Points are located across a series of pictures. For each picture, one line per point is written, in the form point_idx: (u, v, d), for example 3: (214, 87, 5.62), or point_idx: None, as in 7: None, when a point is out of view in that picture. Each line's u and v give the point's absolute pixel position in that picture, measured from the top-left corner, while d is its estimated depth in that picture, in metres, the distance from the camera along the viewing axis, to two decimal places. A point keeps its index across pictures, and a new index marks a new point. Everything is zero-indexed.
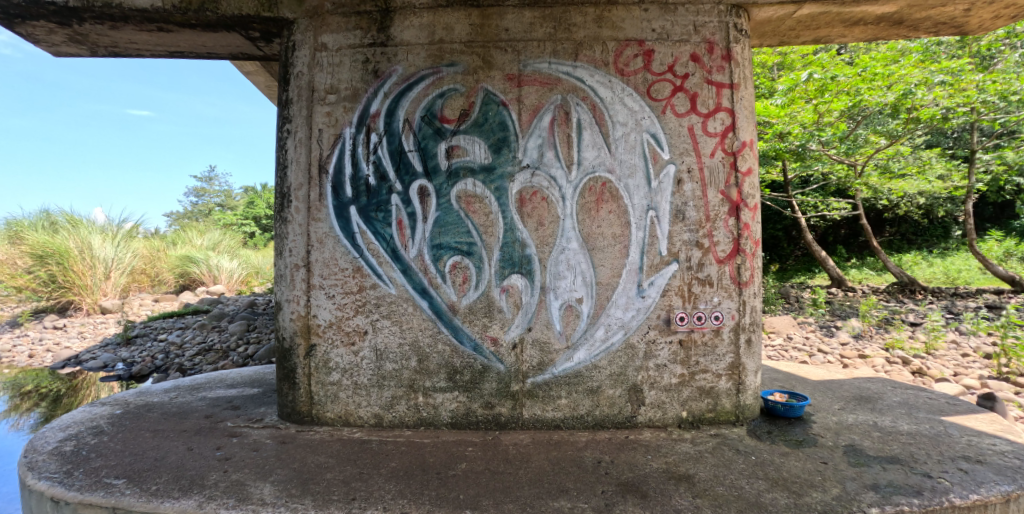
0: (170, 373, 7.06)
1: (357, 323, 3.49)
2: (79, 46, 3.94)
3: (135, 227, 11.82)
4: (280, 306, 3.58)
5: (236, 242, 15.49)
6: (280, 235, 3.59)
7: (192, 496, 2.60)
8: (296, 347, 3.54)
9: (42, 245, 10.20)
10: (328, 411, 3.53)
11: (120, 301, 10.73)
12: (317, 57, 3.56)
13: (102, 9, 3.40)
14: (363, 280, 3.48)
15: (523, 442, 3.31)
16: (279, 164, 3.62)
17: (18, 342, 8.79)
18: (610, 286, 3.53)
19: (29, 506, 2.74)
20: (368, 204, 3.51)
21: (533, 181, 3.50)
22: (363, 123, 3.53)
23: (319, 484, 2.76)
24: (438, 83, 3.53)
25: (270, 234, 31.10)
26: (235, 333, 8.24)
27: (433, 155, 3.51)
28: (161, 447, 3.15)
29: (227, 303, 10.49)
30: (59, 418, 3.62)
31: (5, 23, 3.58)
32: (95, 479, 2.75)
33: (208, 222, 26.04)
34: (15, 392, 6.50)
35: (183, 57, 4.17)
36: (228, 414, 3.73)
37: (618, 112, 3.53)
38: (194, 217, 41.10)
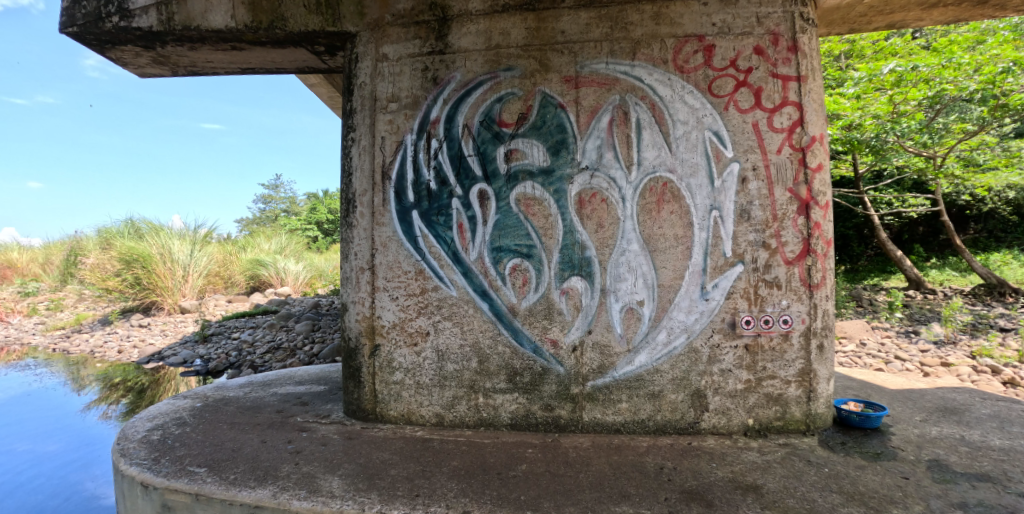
0: (243, 369, 7.50)
1: (420, 324, 3.57)
2: (162, 67, 4.25)
3: (210, 233, 12.61)
4: (346, 308, 3.72)
5: (301, 246, 16.28)
6: (345, 239, 3.72)
7: (266, 486, 2.75)
8: (361, 347, 3.67)
9: (128, 250, 11.06)
10: (391, 409, 3.63)
11: (198, 301, 11.52)
12: (379, 67, 3.67)
13: (182, 31, 3.65)
14: (425, 282, 3.56)
15: (583, 446, 3.29)
16: (343, 172, 3.76)
17: (110, 339, 9.64)
18: (672, 289, 3.45)
19: (121, 489, 2.98)
20: (429, 208, 3.59)
21: (591, 183, 3.47)
22: (423, 129, 3.61)
23: (384, 479, 2.86)
24: (496, 88, 3.56)
25: (333, 238, 32.45)
26: (301, 333, 8.62)
27: (492, 159, 3.55)
28: (237, 439, 3.35)
29: (293, 304, 11.04)
30: (148, 409, 3.92)
31: (99, 49, 3.92)
32: (180, 467, 2.96)
33: (277, 228, 27.49)
34: (108, 383, 7.14)
35: (255, 73, 4.41)
36: (298, 409, 3.91)
37: (678, 110, 3.45)
38: (262, 222, 43.68)
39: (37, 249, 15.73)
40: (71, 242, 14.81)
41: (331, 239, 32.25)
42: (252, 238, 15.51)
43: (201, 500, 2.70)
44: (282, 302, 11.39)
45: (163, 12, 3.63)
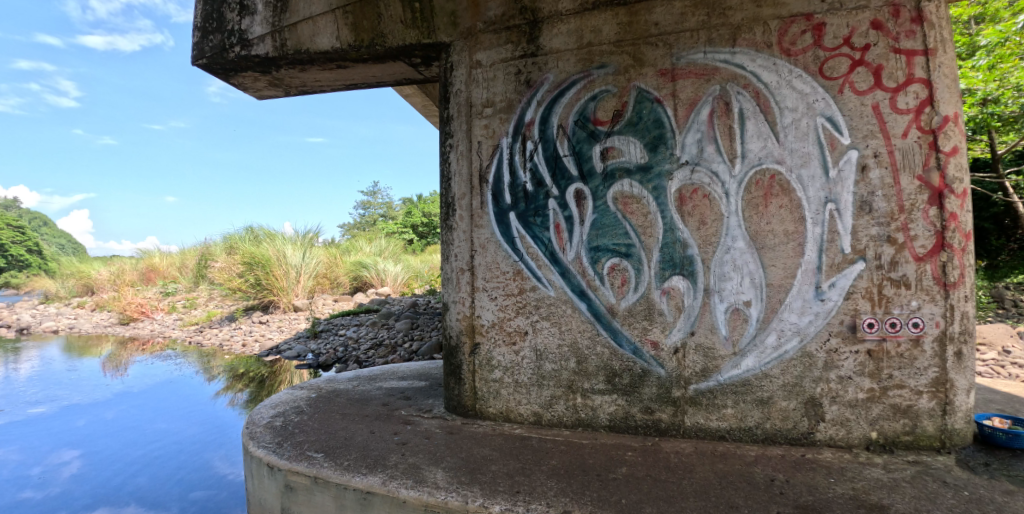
0: (349, 363, 8.10)
1: (518, 324, 3.63)
2: (278, 89, 4.57)
3: (315, 237, 13.64)
4: (447, 307, 3.88)
5: (398, 248, 17.24)
6: (446, 242, 3.89)
7: (377, 473, 2.91)
8: (461, 345, 3.81)
9: (251, 254, 12.40)
10: (490, 406, 3.73)
11: (308, 300, 12.48)
12: (473, 74, 3.76)
13: (294, 55, 3.88)
14: (523, 283, 3.62)
15: (685, 451, 3.17)
16: (442, 177, 3.92)
17: (236, 333, 10.87)
18: (782, 289, 3.22)
19: (250, 468, 3.26)
20: (526, 209, 3.64)
21: (691, 178, 3.34)
22: (519, 132, 3.68)
23: (485, 474, 2.94)
24: (590, 86, 3.54)
25: (426, 241, 34.12)
26: (401, 330, 9.13)
27: (587, 158, 3.53)
28: (349, 428, 3.56)
29: (393, 303, 11.74)
30: (271, 396, 4.33)
31: (226, 77, 4.33)
32: (299, 451, 3.17)
33: (377, 231, 29.43)
34: (234, 373, 8.01)
35: (357, 88, 4.62)
36: (402, 403, 4.13)
37: (785, 96, 3.22)
38: (363, 227, 46.79)
39: (176, 254, 17.91)
40: (203, 247, 16.75)
41: (425, 241, 33.86)
42: (354, 241, 16.61)
43: (319, 482, 2.89)
44: (382, 302, 12.04)
45: (277, 39, 3.89)
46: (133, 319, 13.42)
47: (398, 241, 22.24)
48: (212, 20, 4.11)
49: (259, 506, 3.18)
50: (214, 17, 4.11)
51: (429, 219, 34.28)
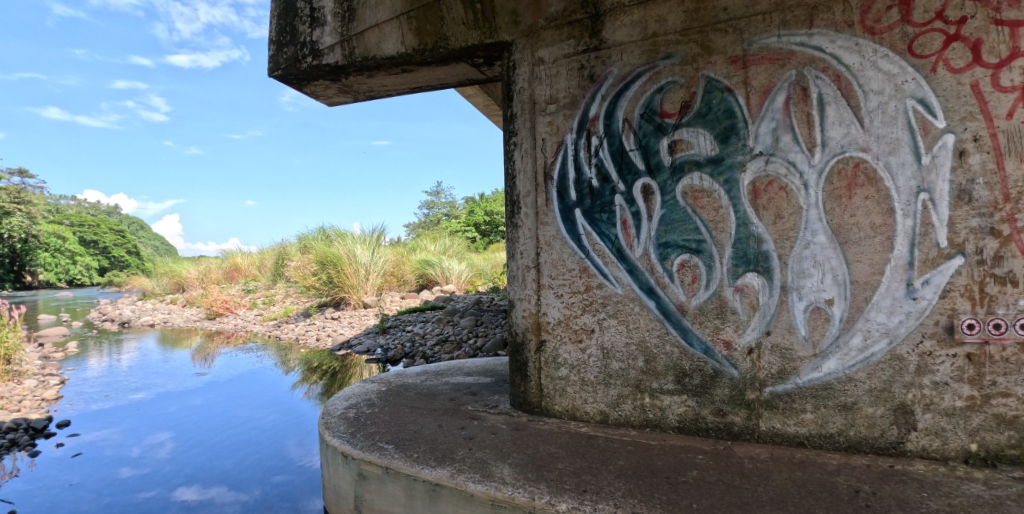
0: (416, 359, 8.36)
1: (585, 322, 3.60)
2: (347, 96, 4.76)
3: (382, 237, 14.18)
4: (513, 304, 3.91)
5: (462, 247, 17.56)
6: (511, 240, 3.91)
7: (445, 466, 2.96)
8: (527, 342, 3.82)
9: (324, 253, 13.11)
10: (556, 404, 3.72)
11: (376, 298, 13.00)
12: (535, 71, 3.75)
13: (362, 62, 4.01)
14: (589, 280, 3.57)
15: (760, 457, 3.02)
16: (507, 175, 3.94)
17: (311, 328, 11.52)
18: (868, 286, 2.99)
19: (326, 456, 3.42)
20: (592, 206, 3.60)
21: (765, 169, 3.17)
22: (583, 128, 3.64)
23: (552, 472, 2.94)
24: (656, 77, 3.44)
25: (488, 239, 34.68)
26: (466, 327, 9.31)
27: (655, 152, 3.45)
28: (418, 421, 3.67)
29: (458, 301, 11.99)
30: (346, 389, 4.53)
31: (300, 87, 4.56)
32: (371, 442, 3.29)
33: (442, 231, 30.21)
34: (309, 366, 8.48)
35: (422, 91, 4.72)
36: (468, 398, 4.21)
37: (871, 78, 2.98)
38: (427, 226, 48.19)
39: (256, 254, 19.19)
40: (280, 248, 17.87)
41: (487, 240, 34.41)
42: (420, 240, 17.10)
43: (391, 472, 2.98)
44: (446, 300, 12.31)
45: (346, 48, 4.04)
46: (219, 314, 14.54)
47: (462, 240, 22.69)
48: (286, 34, 4.36)
49: (334, 493, 3.34)
50: (288, 31, 4.35)
51: (491, 218, 34.84)
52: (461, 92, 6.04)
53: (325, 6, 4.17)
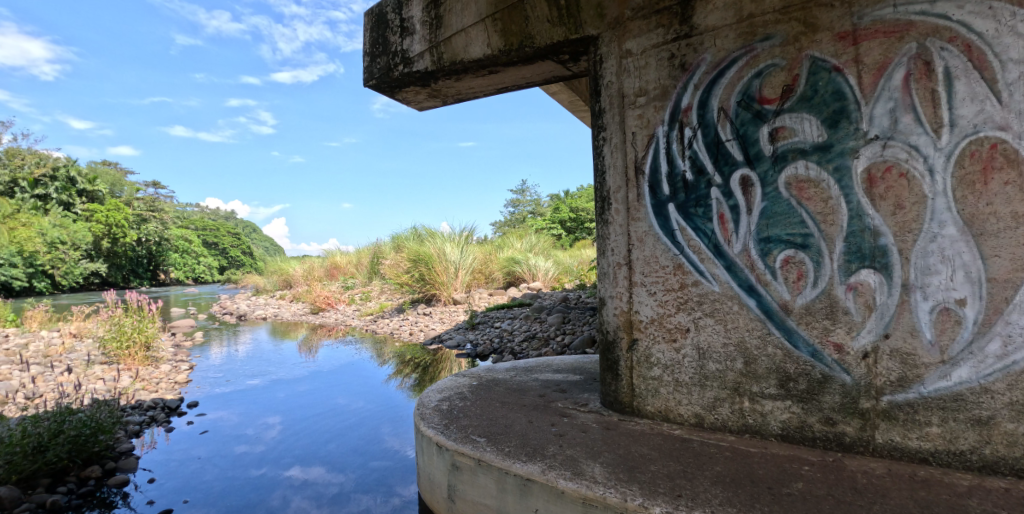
0: (505, 354, 8.50)
1: (679, 320, 3.45)
2: (436, 100, 4.93)
3: (472, 235, 14.66)
4: (604, 302, 3.84)
5: (548, 244, 17.46)
6: (601, 236, 3.85)
7: (536, 462, 2.97)
8: (618, 340, 3.74)
9: (415, 252, 13.75)
10: (648, 404, 3.61)
11: (465, 294, 13.39)
12: (623, 64, 3.67)
13: (450, 66, 4.14)
14: (684, 277, 3.43)
15: (876, 472, 2.75)
16: (596, 171, 3.89)
17: (404, 323, 12.13)
18: (1009, 285, 2.62)
19: (421, 445, 3.56)
20: (686, 200, 3.46)
21: (882, 155, 2.88)
22: (675, 119, 3.51)
23: (645, 473, 2.85)
24: (753, 62, 3.25)
25: (573, 237, 34.65)
26: (553, 324, 9.28)
27: (754, 142, 3.25)
28: (508, 416, 3.72)
29: (545, 297, 11.99)
30: (440, 381, 4.70)
31: (394, 95, 4.80)
32: (464, 434, 3.38)
33: (528, 228, 30.53)
34: (402, 360, 8.90)
35: (508, 92, 4.77)
36: (558, 395, 4.21)
37: (1009, 46, 2.62)
38: (513, 224, 48.98)
39: (353, 253, 20.50)
40: (375, 247, 18.99)
41: (573, 237, 34.43)
42: (506, 238, 17.33)
43: (483, 465, 3.04)
44: (534, 296, 12.34)
45: (435, 54, 4.18)
46: (322, 309, 15.75)
47: (549, 237, 22.71)
48: (379, 45, 4.61)
49: (429, 481, 3.47)
50: (381, 42, 4.60)
51: (576, 215, 34.86)
52: (546, 90, 6.06)
53: (414, 17, 4.36)
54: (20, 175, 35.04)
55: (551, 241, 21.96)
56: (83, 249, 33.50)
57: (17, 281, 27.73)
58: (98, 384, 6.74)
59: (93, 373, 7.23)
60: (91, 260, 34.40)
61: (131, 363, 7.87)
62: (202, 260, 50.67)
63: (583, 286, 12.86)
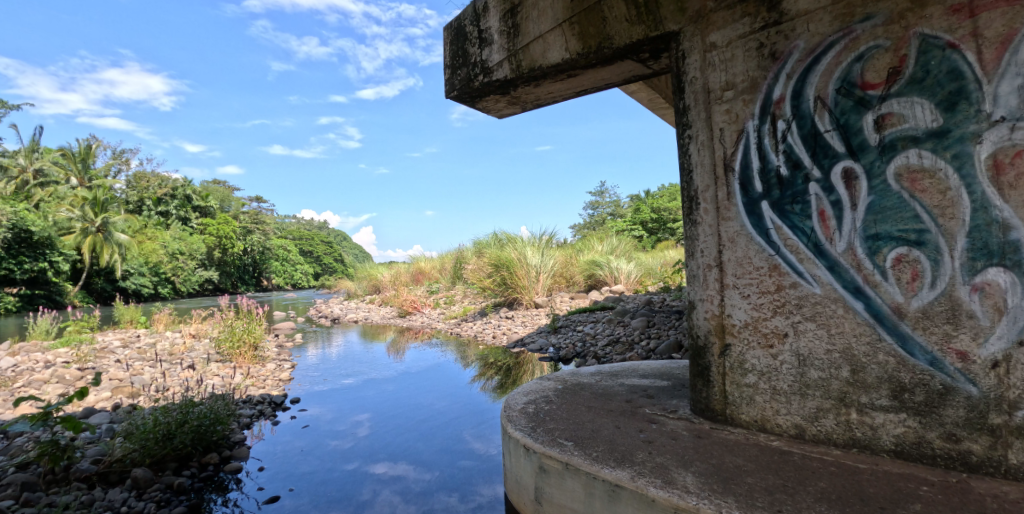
0: (588, 358, 8.43)
1: (776, 324, 3.24)
2: (515, 107, 5.01)
3: (552, 239, 14.73)
4: (693, 305, 3.67)
5: (630, 246, 17.11)
6: (689, 238, 3.69)
7: (625, 468, 2.92)
8: (710, 346, 3.55)
9: (497, 256, 14.07)
10: (743, 413, 3.43)
11: (547, 297, 13.42)
12: (707, 58, 3.52)
13: (529, 73, 4.18)
14: (781, 278, 3.22)
15: (1012, 498, 2.44)
16: (682, 170, 3.74)
17: (487, 326, 12.43)
18: None
19: (508, 447, 3.62)
20: (781, 197, 3.26)
21: (1010, 139, 2.56)
22: (766, 112, 3.32)
23: (741, 485, 2.72)
24: (853, 45, 3.01)
25: (654, 239, 34.09)
26: (637, 328, 9.07)
27: (857, 131, 3.01)
28: (595, 421, 3.68)
29: (628, 301, 11.73)
30: (525, 384, 4.74)
31: (475, 105, 4.94)
32: (551, 437, 3.39)
33: (608, 230, 30.27)
34: (485, 362, 9.09)
35: (587, 94, 4.72)
36: (645, 401, 4.10)
37: None
38: (591, 227, 48.52)
39: (437, 259, 21.37)
40: (457, 252, 19.60)
41: (654, 239, 33.94)
42: (587, 241, 17.19)
43: (571, 469, 3.03)
44: (616, 300, 12.12)
45: (513, 62, 4.26)
46: (409, 312, 16.53)
47: (632, 238, 22.28)
48: (459, 57, 4.79)
49: (516, 483, 3.51)
50: (461, 54, 4.77)
51: (658, 215, 34.15)
52: (624, 89, 5.97)
53: (492, 27, 4.47)
54: (147, 195, 39.81)
55: (633, 242, 21.48)
56: (199, 259, 37.42)
57: (146, 289, 31.48)
58: (216, 379, 7.50)
59: (212, 369, 8.06)
60: (206, 268, 38.42)
61: (241, 361, 8.66)
62: (298, 267, 55.03)
63: (668, 289, 12.42)
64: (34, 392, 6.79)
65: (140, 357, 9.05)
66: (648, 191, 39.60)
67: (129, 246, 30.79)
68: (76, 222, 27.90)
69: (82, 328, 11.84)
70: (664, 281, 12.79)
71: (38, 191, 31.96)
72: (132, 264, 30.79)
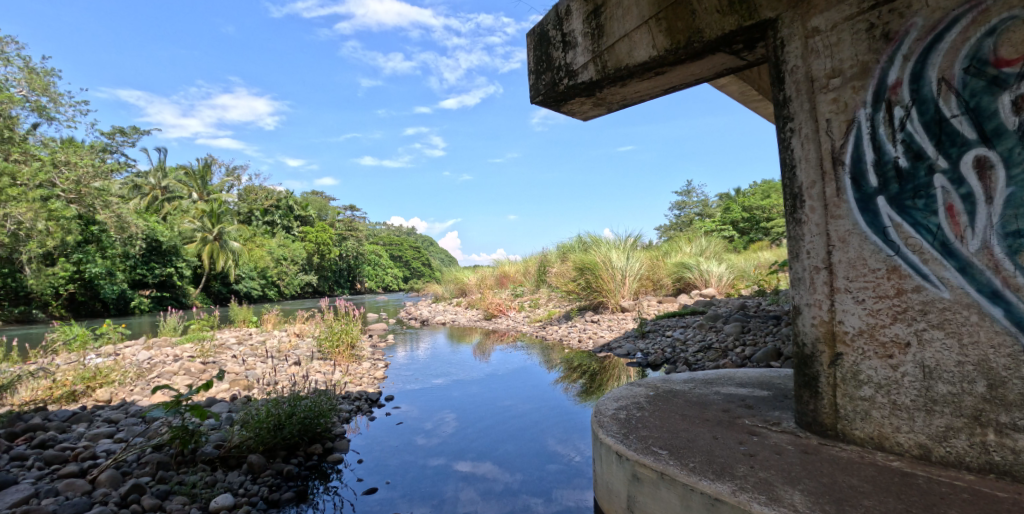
0: (678, 365, 8.11)
1: (896, 333, 2.92)
2: (601, 109, 4.96)
3: (638, 242, 14.36)
4: (799, 311, 3.40)
5: (721, 247, 16.27)
6: (794, 238, 3.43)
7: (725, 481, 2.78)
8: (818, 354, 3.27)
9: (581, 260, 14.00)
10: (857, 429, 3.14)
11: (633, 301, 13.09)
12: (810, 44, 3.28)
13: (615, 73, 4.12)
14: (901, 282, 2.90)
15: None
16: (784, 166, 3.50)
17: (572, 330, 12.38)
18: None
19: (600, 453, 3.58)
20: (901, 191, 2.95)
21: None
22: (881, 99, 3.02)
23: (857, 508, 2.49)
24: (983, 18, 2.68)
25: (747, 239, 32.26)
26: (731, 334, 8.60)
27: (991, 114, 2.66)
28: (691, 431, 3.54)
29: (719, 305, 11.14)
30: (615, 390, 4.66)
31: (559, 108, 4.96)
32: (645, 445, 3.31)
33: (696, 231, 29.05)
34: (569, 366, 9.05)
35: (676, 91, 4.56)
36: (744, 412, 3.88)
37: None
38: (677, 228, 46.75)
39: (521, 262, 21.71)
40: (541, 255, 19.74)
41: (746, 239, 32.11)
42: (674, 243, 16.60)
43: (666, 479, 2.93)
44: (707, 304, 11.56)
45: (598, 63, 4.22)
46: (494, 315, 16.91)
47: (724, 240, 21.19)
48: (543, 62, 4.84)
49: (607, 489, 3.46)
50: (545, 59, 4.81)
51: (750, 214, 32.26)
52: (714, 83, 5.71)
53: (576, 30, 4.47)
54: (256, 206, 44.02)
55: (725, 244, 20.38)
56: (300, 264, 40.73)
57: (255, 291, 34.75)
58: (320, 375, 8.12)
59: (316, 366, 8.73)
60: (306, 273, 41.72)
61: (340, 358, 9.30)
62: (387, 272, 58.27)
63: (764, 293, 11.65)
64: (168, 382, 7.75)
65: (253, 353, 10.02)
66: (739, 189, 37.53)
67: (241, 253, 34.18)
68: (198, 232, 31.46)
69: (205, 326, 13.31)
70: (759, 285, 12.01)
71: (167, 206, 36.52)
72: (243, 269, 34.17)
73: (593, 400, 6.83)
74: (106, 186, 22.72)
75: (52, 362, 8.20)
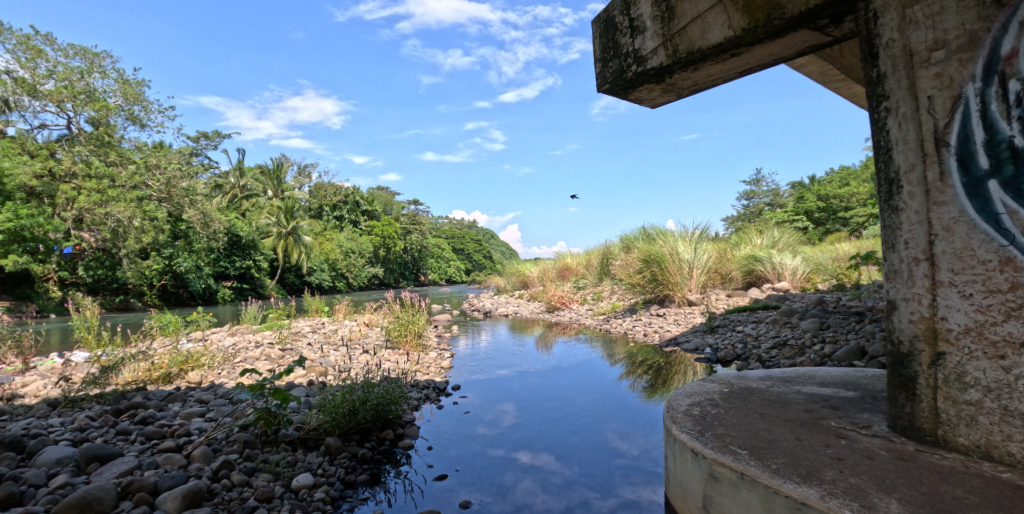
0: (751, 361, 7.76)
1: (1010, 332, 2.64)
2: (670, 95, 4.79)
3: (705, 233, 13.82)
4: (893, 306, 3.13)
5: (796, 239, 15.35)
6: (889, 227, 3.15)
7: (812, 486, 2.63)
8: (916, 354, 3.00)
9: (646, 252, 13.66)
10: (960, 436, 2.87)
11: (701, 295, 12.64)
12: (907, 15, 2.98)
13: (686, 57, 3.96)
14: (1017, 275, 2.61)
15: None
16: (877, 150, 3.22)
17: (636, 324, 12.14)
18: None
19: (673, 450, 3.48)
20: (1018, 174, 2.65)
21: None
22: (993, 72, 2.72)
23: None
24: None
25: (824, 231, 30.26)
26: (808, 331, 8.11)
27: None
28: (771, 431, 3.37)
29: (794, 300, 10.52)
30: (686, 386, 4.51)
31: (626, 96, 4.84)
32: (722, 444, 3.19)
33: (766, 222, 27.60)
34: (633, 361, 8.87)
35: (753, 73, 4.32)
36: (829, 413, 3.64)
37: None
38: (745, 219, 44.65)
39: (582, 255, 21.53)
40: (603, 248, 19.46)
41: (823, 230, 30.12)
42: (744, 235, 15.85)
43: (747, 480, 2.81)
44: (781, 299, 10.96)
45: (669, 47, 4.07)
46: (556, 308, 16.92)
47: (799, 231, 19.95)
48: (610, 49, 4.73)
49: (681, 487, 3.38)
50: (612, 46, 4.71)
51: (827, 203, 30.19)
52: (791, 64, 5.35)
53: (644, 14, 4.33)
54: (325, 202, 46.32)
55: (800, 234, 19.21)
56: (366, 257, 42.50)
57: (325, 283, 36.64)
58: (390, 364, 8.45)
59: (386, 355, 9.09)
60: (371, 265, 43.49)
61: (407, 348, 9.62)
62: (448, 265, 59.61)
63: (843, 288, 10.87)
64: (252, 366, 8.34)
65: (327, 341, 10.57)
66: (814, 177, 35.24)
67: (312, 247, 36.11)
68: (273, 228, 33.54)
69: (284, 315, 14.21)
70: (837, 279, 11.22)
71: (246, 204, 39.19)
72: (314, 262, 36.12)
73: (659, 395, 6.67)
74: (191, 186, 24.68)
75: (152, 346, 9.03)
